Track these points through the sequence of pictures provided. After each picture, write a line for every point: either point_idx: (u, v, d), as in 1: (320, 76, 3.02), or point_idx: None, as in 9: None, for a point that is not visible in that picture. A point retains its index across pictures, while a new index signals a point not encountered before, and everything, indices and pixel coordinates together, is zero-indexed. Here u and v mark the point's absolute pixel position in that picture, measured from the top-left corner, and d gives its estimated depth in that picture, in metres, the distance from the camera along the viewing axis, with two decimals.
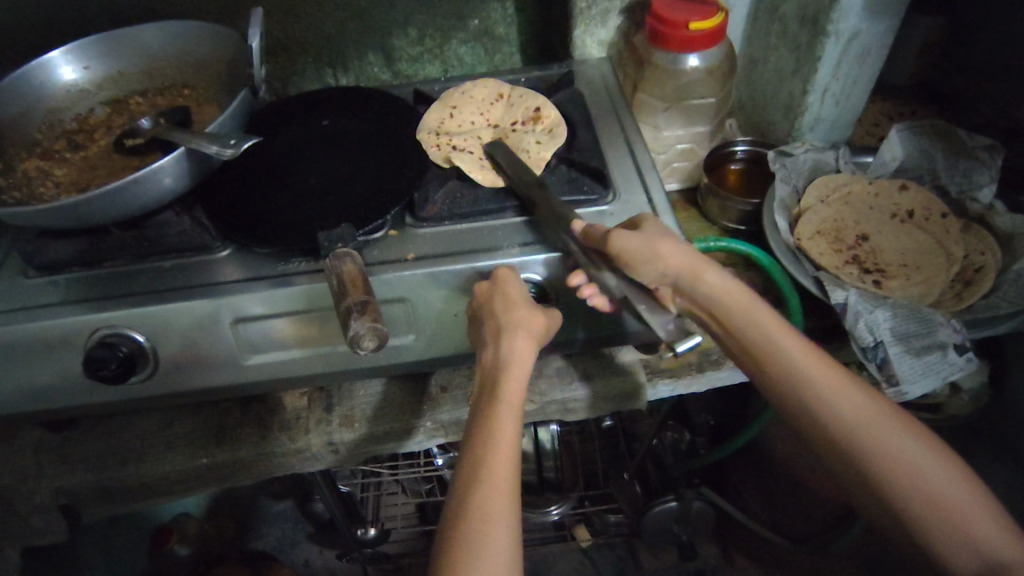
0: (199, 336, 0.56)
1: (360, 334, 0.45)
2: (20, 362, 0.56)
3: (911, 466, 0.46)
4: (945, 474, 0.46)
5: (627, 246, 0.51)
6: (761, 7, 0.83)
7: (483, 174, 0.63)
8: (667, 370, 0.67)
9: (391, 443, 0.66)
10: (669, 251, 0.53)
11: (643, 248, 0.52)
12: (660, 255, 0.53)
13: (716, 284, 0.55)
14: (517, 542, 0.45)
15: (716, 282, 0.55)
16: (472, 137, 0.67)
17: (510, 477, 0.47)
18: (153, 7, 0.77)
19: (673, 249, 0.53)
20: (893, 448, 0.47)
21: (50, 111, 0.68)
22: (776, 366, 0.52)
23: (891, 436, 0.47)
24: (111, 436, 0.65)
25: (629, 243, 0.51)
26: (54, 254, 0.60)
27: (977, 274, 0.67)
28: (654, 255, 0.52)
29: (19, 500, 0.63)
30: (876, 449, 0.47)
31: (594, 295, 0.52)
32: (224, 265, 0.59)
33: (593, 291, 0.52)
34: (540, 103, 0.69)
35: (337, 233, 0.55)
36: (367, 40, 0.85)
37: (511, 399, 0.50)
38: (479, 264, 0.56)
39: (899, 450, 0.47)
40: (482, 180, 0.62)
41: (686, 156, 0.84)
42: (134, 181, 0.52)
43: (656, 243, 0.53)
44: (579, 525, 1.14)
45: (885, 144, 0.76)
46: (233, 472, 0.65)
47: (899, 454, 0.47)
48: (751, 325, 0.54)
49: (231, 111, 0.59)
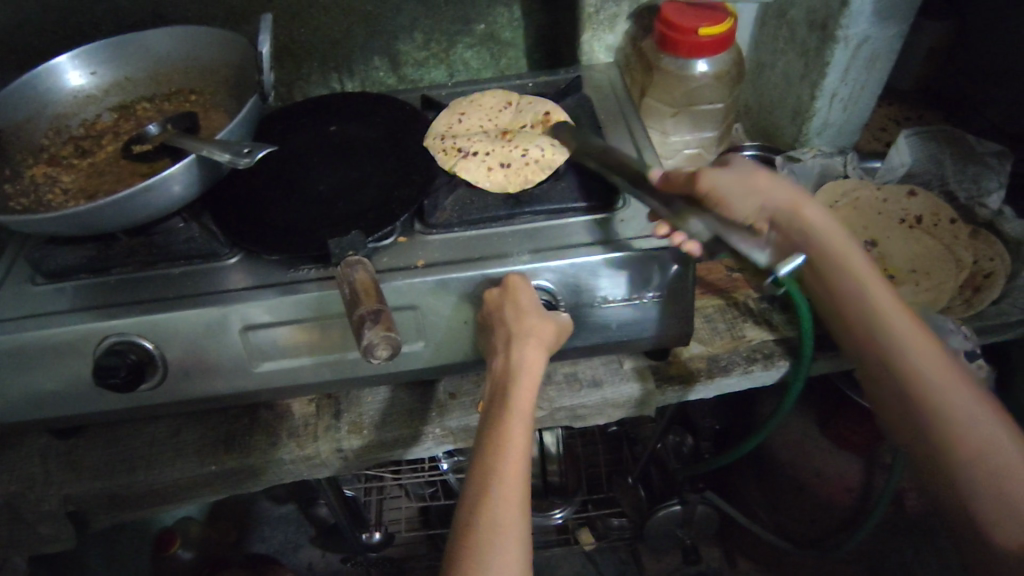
0: (209, 343, 0.56)
1: (373, 343, 0.45)
2: (28, 369, 0.56)
3: (968, 417, 0.49)
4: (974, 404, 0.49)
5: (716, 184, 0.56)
6: (768, 11, 0.83)
7: (494, 176, 0.62)
8: (676, 377, 0.66)
9: (398, 450, 0.65)
10: (763, 186, 0.59)
11: (735, 184, 0.58)
12: (757, 190, 0.59)
13: (812, 218, 0.59)
14: (527, 550, 0.45)
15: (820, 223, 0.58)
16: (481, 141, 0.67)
17: (521, 484, 0.47)
18: (159, 12, 0.77)
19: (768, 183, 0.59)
20: (962, 397, 0.49)
21: (57, 117, 0.68)
22: (866, 313, 0.55)
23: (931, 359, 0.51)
24: (120, 443, 0.65)
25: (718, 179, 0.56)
26: (62, 261, 0.60)
27: (986, 280, 0.67)
28: (746, 189, 0.58)
29: (27, 508, 0.62)
30: (945, 398, 0.50)
31: (685, 240, 0.54)
32: (233, 272, 0.59)
33: (683, 236, 0.54)
34: (550, 108, 0.69)
35: (348, 241, 0.55)
36: (373, 45, 0.85)
37: (522, 406, 0.50)
38: (489, 269, 0.55)
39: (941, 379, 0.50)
40: (492, 182, 0.62)
41: (693, 160, 0.86)
42: (146, 189, 0.52)
43: (752, 179, 0.59)
44: (581, 528, 1.13)
45: (894, 148, 0.77)
46: (241, 479, 0.65)
47: (960, 401, 0.49)
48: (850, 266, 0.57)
49: (241, 117, 0.58)
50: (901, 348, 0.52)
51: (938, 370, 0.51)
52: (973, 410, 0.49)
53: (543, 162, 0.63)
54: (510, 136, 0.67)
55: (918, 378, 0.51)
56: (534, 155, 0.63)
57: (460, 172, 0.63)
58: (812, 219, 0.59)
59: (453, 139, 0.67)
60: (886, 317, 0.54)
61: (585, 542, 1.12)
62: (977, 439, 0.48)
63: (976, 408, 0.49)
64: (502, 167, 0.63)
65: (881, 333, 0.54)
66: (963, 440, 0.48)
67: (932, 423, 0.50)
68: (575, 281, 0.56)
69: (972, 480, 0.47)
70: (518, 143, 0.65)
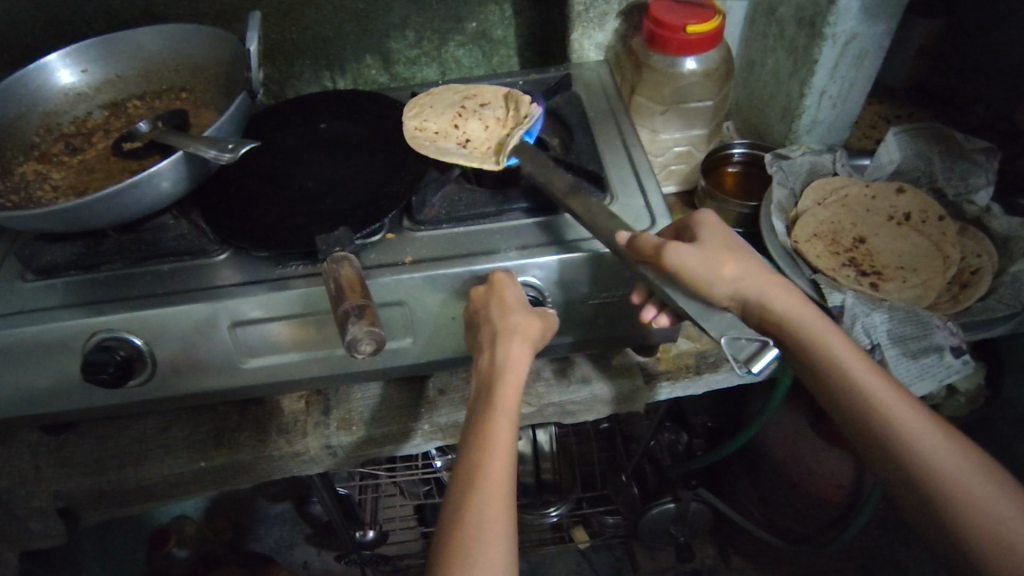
0: (198, 339, 0.56)
1: (357, 338, 0.45)
2: (14, 364, 0.56)
3: (955, 468, 0.47)
4: (953, 453, 0.48)
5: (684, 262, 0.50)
6: (758, 9, 0.83)
7: (516, 121, 0.68)
8: (664, 372, 0.67)
9: (389, 446, 0.66)
10: (731, 272, 0.54)
11: (706, 266, 0.53)
12: (724, 277, 0.54)
13: (777, 303, 0.55)
14: (512, 546, 0.45)
15: (785, 308, 0.55)
16: (506, 122, 0.69)
17: (506, 480, 0.47)
18: (150, 10, 0.77)
19: (736, 268, 0.55)
20: (940, 449, 0.48)
21: (47, 114, 0.68)
22: (834, 378, 0.52)
23: (902, 415, 0.49)
24: (111, 440, 0.66)
25: (686, 256, 0.51)
26: (53, 257, 0.60)
27: (974, 277, 0.67)
28: (714, 272, 0.53)
29: (17, 503, 0.63)
30: (924, 452, 0.48)
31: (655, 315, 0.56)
32: (222, 268, 0.59)
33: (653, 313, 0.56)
34: (427, 104, 0.73)
35: (335, 237, 0.55)
36: (365, 43, 0.85)
37: (507, 404, 0.50)
38: (475, 266, 0.56)
39: (916, 433, 0.49)
40: (491, 153, 0.65)
41: (683, 158, 0.85)
42: (132, 185, 0.52)
43: (721, 262, 0.54)
44: (575, 526, 1.14)
45: (882, 146, 0.77)
46: (231, 475, 0.65)
47: (941, 453, 0.48)
48: (810, 329, 0.54)
49: (229, 114, 0.59)
50: (874, 409, 0.50)
51: (909, 421, 0.49)
52: (950, 457, 0.47)
53: (490, 138, 0.68)
54: (468, 98, 0.74)
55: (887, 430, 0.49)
56: (486, 137, 0.68)
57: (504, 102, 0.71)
58: (778, 300, 0.55)
59: (409, 119, 0.70)
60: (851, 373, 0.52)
61: (579, 539, 1.13)
62: (964, 488, 0.46)
63: (956, 459, 0.47)
64: (489, 137, 0.68)
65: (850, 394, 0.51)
66: (950, 491, 0.46)
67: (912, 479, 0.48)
68: (561, 278, 0.56)
69: (967, 531, 0.45)
70: (489, 122, 0.70)
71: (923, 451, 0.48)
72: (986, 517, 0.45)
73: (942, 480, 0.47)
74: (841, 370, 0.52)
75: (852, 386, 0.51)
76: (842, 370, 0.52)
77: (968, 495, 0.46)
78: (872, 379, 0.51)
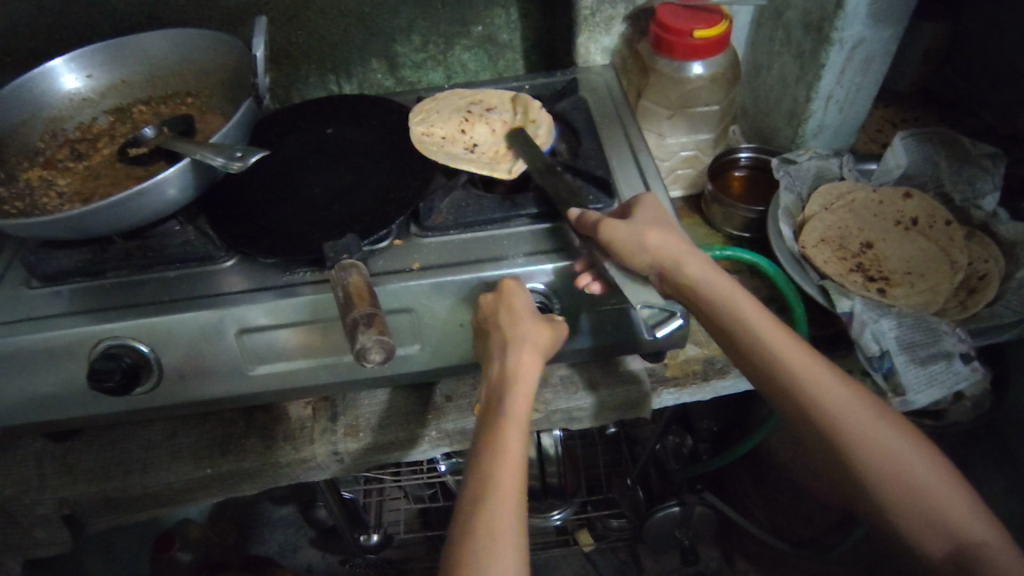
0: (204, 346, 0.56)
1: (366, 348, 0.45)
2: (22, 372, 0.55)
3: (918, 471, 0.45)
4: (920, 458, 0.46)
5: (616, 238, 0.52)
6: (765, 14, 0.83)
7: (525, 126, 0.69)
8: (671, 379, 0.67)
9: (396, 453, 0.65)
10: (655, 244, 0.54)
11: (631, 239, 0.53)
12: (647, 252, 0.54)
13: (695, 274, 0.54)
14: (522, 556, 0.44)
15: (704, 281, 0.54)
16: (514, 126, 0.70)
17: (518, 490, 0.46)
18: (155, 14, 0.77)
19: (664, 240, 0.54)
20: (904, 455, 0.46)
21: (52, 120, 0.68)
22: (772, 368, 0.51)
23: (873, 422, 0.47)
24: (116, 446, 0.65)
25: (619, 232, 0.53)
26: (58, 263, 0.60)
27: (983, 282, 0.67)
28: (642, 244, 0.53)
29: (23, 510, 0.62)
30: (885, 454, 0.46)
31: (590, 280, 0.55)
32: (229, 275, 0.59)
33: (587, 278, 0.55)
34: (433, 108, 0.73)
35: (343, 244, 0.55)
36: (370, 47, 0.85)
37: (516, 413, 0.50)
38: (484, 272, 0.56)
39: (878, 439, 0.47)
40: (502, 155, 0.65)
41: (690, 163, 0.84)
42: (139, 193, 0.52)
43: (642, 234, 0.53)
44: (580, 529, 1.14)
45: (890, 150, 0.77)
46: (238, 481, 0.65)
47: (901, 453, 0.46)
48: (739, 312, 0.53)
49: (236, 120, 0.59)
50: (823, 408, 0.48)
51: (869, 422, 0.47)
52: (917, 467, 0.45)
53: (499, 141, 0.68)
54: (473, 105, 0.74)
55: (844, 434, 0.47)
56: (494, 139, 0.68)
57: (512, 107, 0.72)
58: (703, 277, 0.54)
59: (415, 124, 0.69)
60: (791, 365, 0.50)
61: (584, 542, 1.13)
62: (931, 494, 0.44)
63: (919, 460, 0.46)
64: (498, 139, 0.68)
65: (792, 386, 0.50)
66: (912, 496, 0.45)
67: (871, 485, 0.46)
68: (566, 285, 0.57)
69: (932, 549, 0.43)
70: (495, 125, 0.71)
71: (886, 458, 0.46)
72: (949, 522, 0.43)
73: (905, 484, 0.45)
74: (776, 363, 0.51)
75: (794, 381, 0.50)
76: (778, 360, 0.51)
77: (929, 499, 0.44)
78: (819, 375, 0.50)
